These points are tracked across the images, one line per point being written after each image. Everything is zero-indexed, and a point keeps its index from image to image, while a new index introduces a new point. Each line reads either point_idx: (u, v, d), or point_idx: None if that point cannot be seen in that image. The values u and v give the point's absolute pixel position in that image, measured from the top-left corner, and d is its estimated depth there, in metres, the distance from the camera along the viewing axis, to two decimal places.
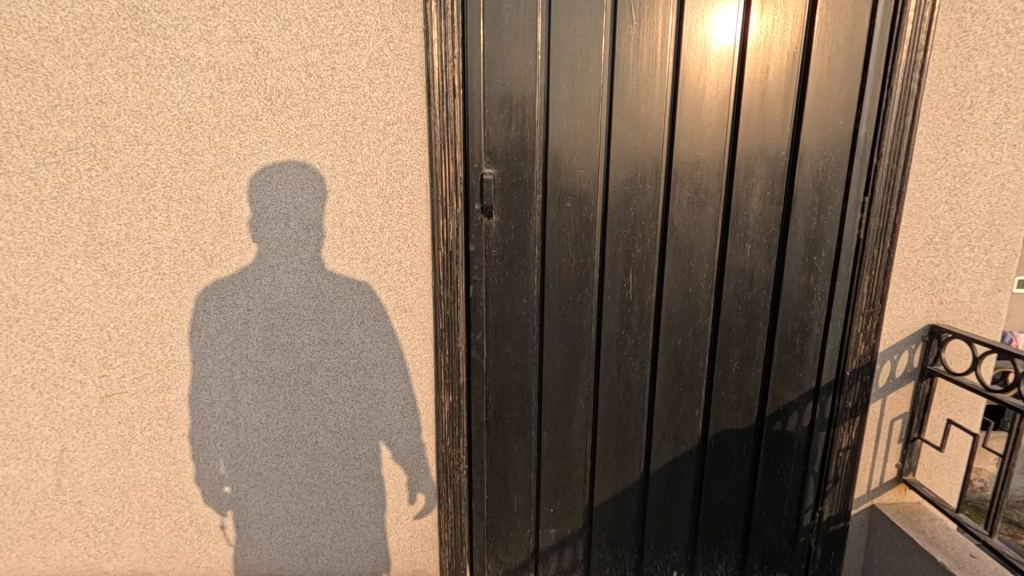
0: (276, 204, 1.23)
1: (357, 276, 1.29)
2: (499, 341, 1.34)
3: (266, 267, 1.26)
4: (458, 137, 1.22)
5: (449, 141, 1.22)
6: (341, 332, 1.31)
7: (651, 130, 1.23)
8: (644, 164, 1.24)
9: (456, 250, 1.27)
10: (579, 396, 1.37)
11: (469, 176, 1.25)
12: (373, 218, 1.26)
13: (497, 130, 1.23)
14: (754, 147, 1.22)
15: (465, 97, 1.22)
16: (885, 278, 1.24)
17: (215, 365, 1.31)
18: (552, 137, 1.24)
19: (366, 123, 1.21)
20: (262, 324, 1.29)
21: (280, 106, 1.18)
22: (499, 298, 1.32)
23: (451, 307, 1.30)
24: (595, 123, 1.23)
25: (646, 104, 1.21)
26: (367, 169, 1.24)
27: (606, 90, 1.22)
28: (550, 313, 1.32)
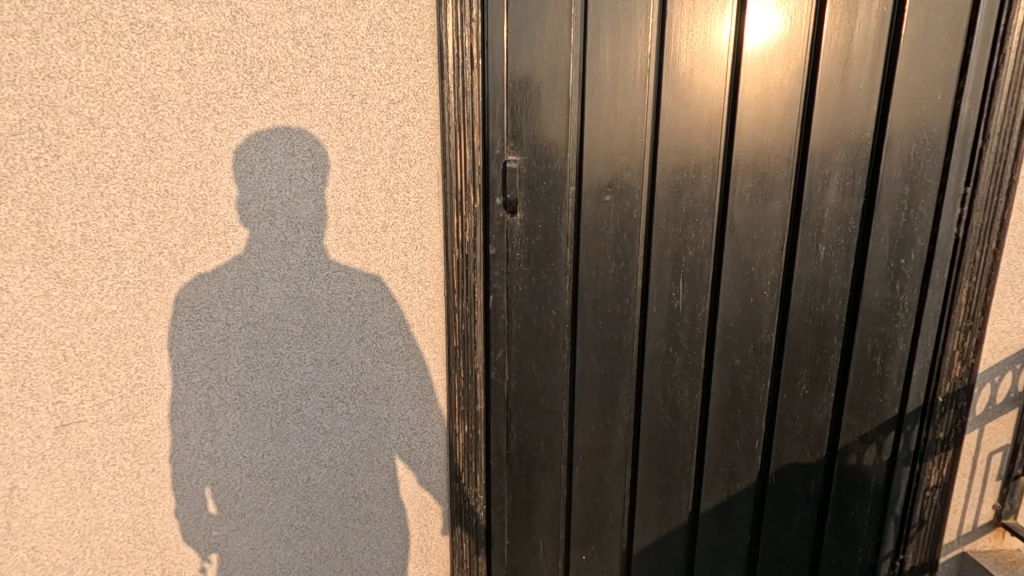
0: (259, 197, 1.03)
1: (357, 284, 1.09)
2: (523, 358, 1.16)
3: (249, 272, 1.05)
4: (476, 118, 1.05)
5: (465, 123, 1.05)
6: (337, 351, 1.11)
7: (707, 110, 1.02)
8: (697, 150, 1.04)
9: (474, 252, 1.10)
10: (617, 423, 1.16)
11: (488, 165, 1.08)
12: (375, 214, 1.07)
13: (521, 111, 1.06)
14: (832, 128, 1.00)
15: (485, 71, 1.05)
16: (988, 285, 1.03)
17: (189, 388, 1.07)
18: (587, 118, 1.05)
19: (366, 102, 1.02)
20: (245, 341, 1.08)
21: (262, 81, 0.99)
22: (523, 308, 1.14)
23: (468, 319, 1.13)
24: (636, 102, 1.04)
25: (700, 78, 1.02)
26: (368, 156, 1.04)
27: (649, 63, 1.02)
28: (583, 327, 1.13)
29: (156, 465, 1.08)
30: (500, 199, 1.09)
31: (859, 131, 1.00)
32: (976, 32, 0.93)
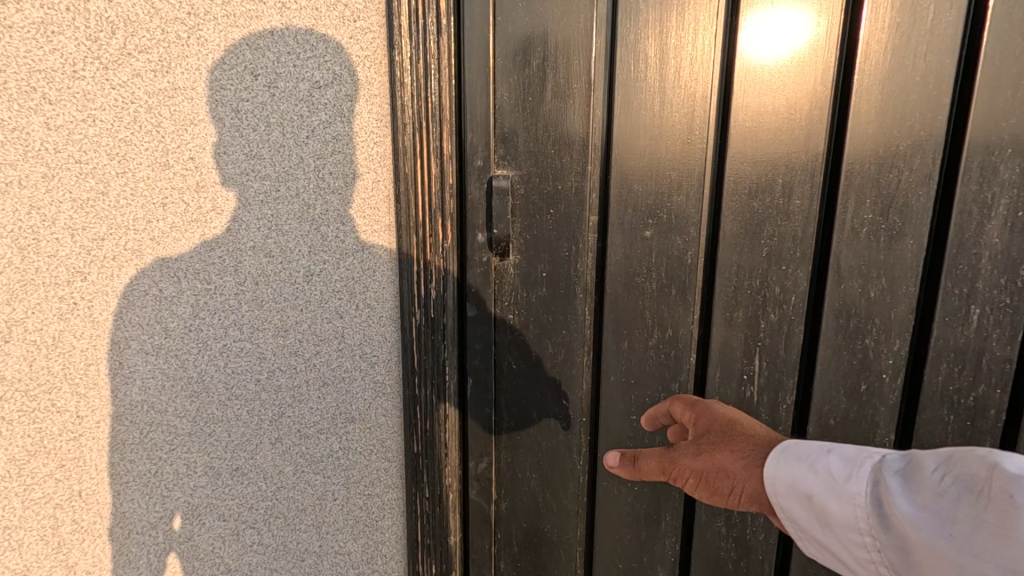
0: (118, 230, 0.66)
1: (269, 361, 0.73)
2: (519, 463, 0.80)
3: (104, 347, 0.68)
4: (450, 110, 0.69)
5: (431, 118, 0.69)
6: (241, 457, 0.75)
7: (804, 101, 0.65)
8: (785, 161, 0.67)
9: (445, 315, 0.72)
10: (655, 563, 0.79)
11: (464, 184, 0.73)
12: (293, 256, 0.71)
13: (515, 103, 0.71)
14: (1006, 126, 0.62)
15: (462, 40, 0.69)
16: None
17: (28, 507, 0.69)
18: (615, 115, 0.70)
19: (276, 86, 0.67)
20: (108, 444, 0.71)
21: (115, 53, 0.63)
22: (515, 393, 0.78)
23: (433, 418, 0.75)
24: (690, 91, 0.68)
25: (794, 47, 0.65)
26: (282, 169, 0.69)
27: (711, 29, 0.66)
28: (608, 422, 0.77)
29: None
30: (484, 236, 0.74)
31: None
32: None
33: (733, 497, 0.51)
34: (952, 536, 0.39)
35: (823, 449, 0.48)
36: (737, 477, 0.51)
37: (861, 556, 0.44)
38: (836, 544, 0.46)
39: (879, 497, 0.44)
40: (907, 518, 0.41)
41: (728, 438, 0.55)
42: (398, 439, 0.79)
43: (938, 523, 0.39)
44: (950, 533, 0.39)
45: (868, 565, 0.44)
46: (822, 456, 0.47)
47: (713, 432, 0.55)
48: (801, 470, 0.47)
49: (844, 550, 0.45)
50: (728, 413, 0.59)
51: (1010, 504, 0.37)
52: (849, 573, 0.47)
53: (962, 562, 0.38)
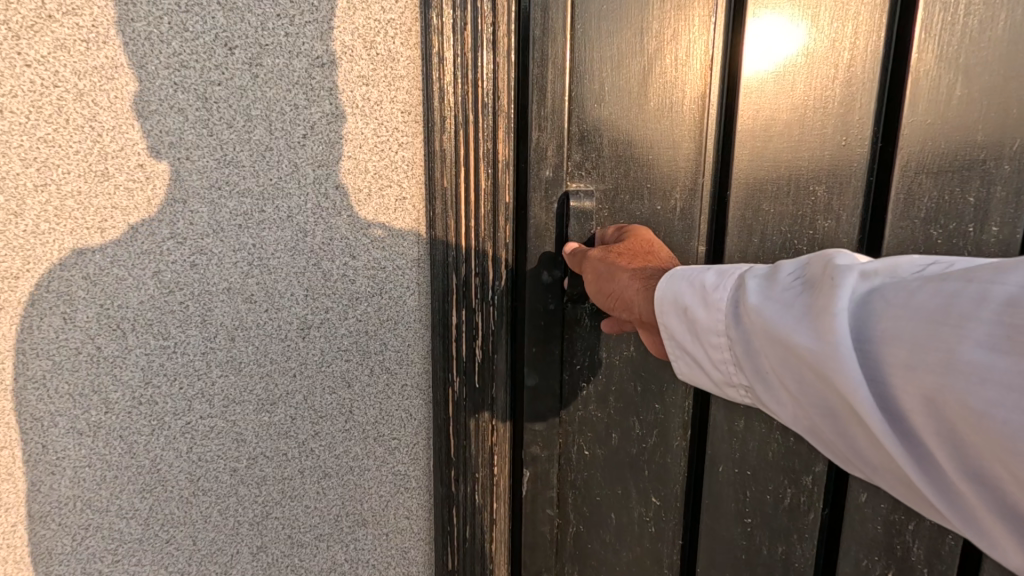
0: (37, 266, 0.46)
1: (249, 442, 0.54)
2: (617, 533, 0.74)
3: (17, 425, 0.48)
4: (507, 122, 0.56)
5: (487, 134, 0.55)
6: (211, 572, 0.55)
7: (952, 137, 0.67)
8: (938, 198, 0.69)
9: (493, 387, 0.59)
10: None
11: (527, 223, 0.61)
12: (283, 301, 0.52)
13: (627, 109, 0.64)
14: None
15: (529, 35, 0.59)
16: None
17: None
18: (745, 125, 0.67)
19: (262, 64, 0.48)
20: (31, 554, 0.50)
21: (30, 13, 0.43)
22: (588, 458, 0.71)
23: (475, 523, 0.61)
24: (826, 107, 0.67)
25: (940, 84, 0.66)
26: (271, 179, 0.50)
27: (843, 41, 0.66)
28: (710, 484, 0.73)
29: None
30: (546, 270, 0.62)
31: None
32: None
33: (609, 295, 0.53)
34: (771, 316, 0.38)
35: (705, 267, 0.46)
36: (618, 279, 0.53)
37: (715, 358, 0.44)
38: (697, 348, 0.46)
39: (735, 299, 0.43)
40: (748, 309, 0.40)
41: (646, 258, 0.56)
42: (426, 548, 0.63)
43: (769, 309, 0.38)
44: (772, 313, 0.38)
45: (721, 367, 0.44)
46: (697, 269, 0.46)
47: (625, 246, 0.57)
48: (672, 282, 0.47)
49: (701, 356, 0.46)
50: (665, 250, 0.59)
51: (829, 281, 0.36)
52: (707, 383, 0.48)
53: (773, 338, 0.38)
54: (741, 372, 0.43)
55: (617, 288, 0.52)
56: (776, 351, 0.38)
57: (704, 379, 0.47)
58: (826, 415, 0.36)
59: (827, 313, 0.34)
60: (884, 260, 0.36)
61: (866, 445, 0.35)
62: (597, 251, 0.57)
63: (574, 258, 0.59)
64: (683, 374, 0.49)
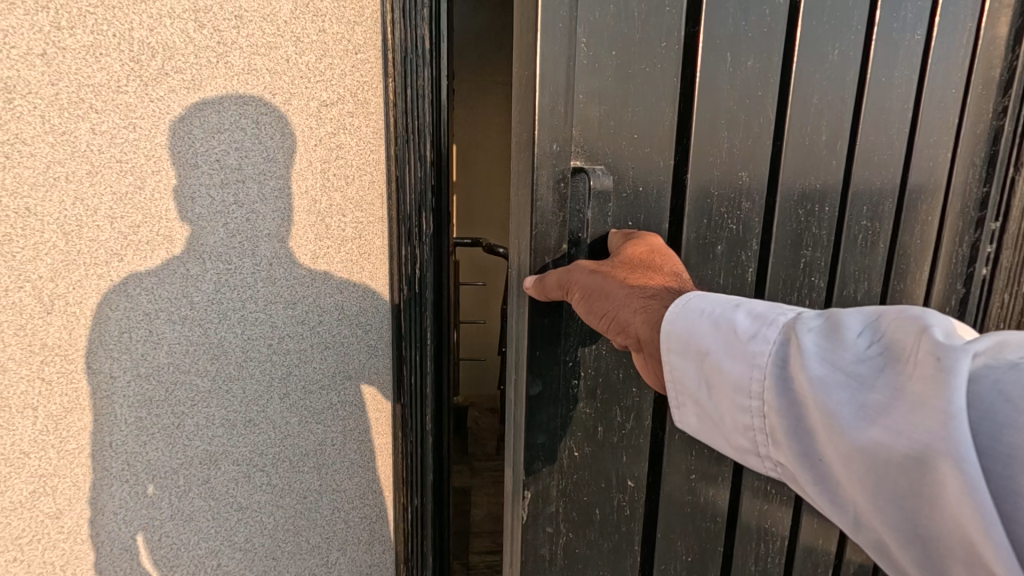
0: (152, 219, 0.78)
1: (279, 326, 0.87)
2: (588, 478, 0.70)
3: (136, 316, 0.80)
4: (427, 125, 0.86)
5: (417, 133, 0.86)
6: (254, 410, 0.88)
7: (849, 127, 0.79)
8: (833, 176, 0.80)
9: (424, 289, 0.91)
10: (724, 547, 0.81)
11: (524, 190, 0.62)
12: (302, 242, 0.86)
13: (614, 59, 0.61)
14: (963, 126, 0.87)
15: (439, 64, 0.86)
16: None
17: (64, 458, 0.79)
18: (702, 99, 0.66)
19: (291, 103, 0.81)
20: (138, 400, 0.83)
21: (154, 73, 0.75)
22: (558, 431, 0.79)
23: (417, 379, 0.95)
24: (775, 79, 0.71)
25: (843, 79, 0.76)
26: (292, 170, 0.83)
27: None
28: None
29: (19, 553, 0.79)
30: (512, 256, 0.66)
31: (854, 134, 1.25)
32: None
33: (604, 316, 0.55)
34: (839, 399, 0.40)
35: (733, 308, 0.51)
36: (612, 299, 0.55)
37: (746, 415, 0.48)
38: (732, 407, 0.49)
39: (785, 359, 0.45)
40: (810, 385, 0.42)
41: (649, 274, 0.58)
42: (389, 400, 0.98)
43: (837, 389, 0.41)
44: (837, 395, 0.40)
45: (752, 427, 0.48)
46: (728, 311, 0.51)
47: (612, 260, 0.58)
48: (699, 325, 0.51)
49: (731, 412, 0.49)
50: (668, 257, 0.62)
51: (930, 366, 0.36)
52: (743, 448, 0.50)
53: (826, 421, 0.41)
54: (784, 447, 0.45)
55: (608, 309, 0.54)
56: (847, 440, 0.40)
57: (725, 433, 0.51)
58: (908, 522, 0.38)
59: (918, 407, 0.36)
60: (985, 340, 0.36)
61: (948, 559, 0.36)
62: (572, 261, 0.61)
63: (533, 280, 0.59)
64: (704, 432, 0.53)
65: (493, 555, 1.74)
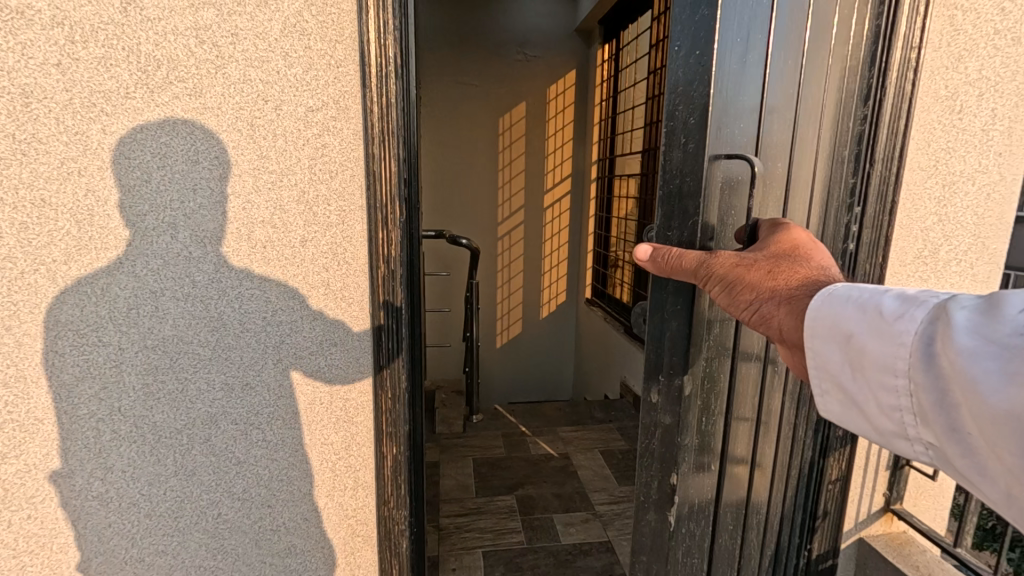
0: (156, 209, 0.86)
1: (273, 300, 1.00)
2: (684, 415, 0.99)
3: (143, 292, 0.87)
4: (398, 130, 1.04)
5: (389, 136, 1.03)
6: (250, 373, 1.00)
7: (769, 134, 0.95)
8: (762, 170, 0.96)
9: (397, 266, 1.10)
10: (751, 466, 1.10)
11: (669, 194, 0.89)
12: (291, 228, 0.99)
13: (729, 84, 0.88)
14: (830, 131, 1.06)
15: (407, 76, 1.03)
16: (884, 244, 1.13)
17: (76, 422, 0.82)
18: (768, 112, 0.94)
19: (281, 108, 0.94)
20: (147, 367, 0.89)
21: (159, 81, 0.83)
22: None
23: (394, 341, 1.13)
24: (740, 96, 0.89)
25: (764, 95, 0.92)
26: (283, 165, 0.96)
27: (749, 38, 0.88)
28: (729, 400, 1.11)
29: (35, 511, 0.79)
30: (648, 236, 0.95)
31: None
32: (897, 33, 1.02)
33: (739, 307, 0.75)
34: (968, 363, 0.48)
35: (883, 295, 0.60)
36: (757, 289, 0.73)
37: (894, 388, 0.57)
38: (879, 383, 0.59)
39: (926, 336, 0.54)
40: (950, 351, 0.51)
41: (794, 270, 0.73)
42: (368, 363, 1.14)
43: (966, 355, 0.49)
44: (967, 360, 0.48)
45: (899, 399, 0.57)
46: (877, 296, 0.60)
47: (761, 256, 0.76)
48: (847, 311, 0.61)
49: (880, 387, 0.59)
50: (813, 254, 0.76)
51: None
52: (894, 421, 0.58)
53: (961, 383, 0.49)
54: (928, 412, 0.54)
55: (745, 301, 0.74)
56: (975, 397, 0.48)
57: (872, 406, 0.61)
58: None
59: None
60: None
61: None
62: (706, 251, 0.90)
63: (661, 268, 0.86)
64: (850, 408, 0.64)
65: (461, 516, 1.87)
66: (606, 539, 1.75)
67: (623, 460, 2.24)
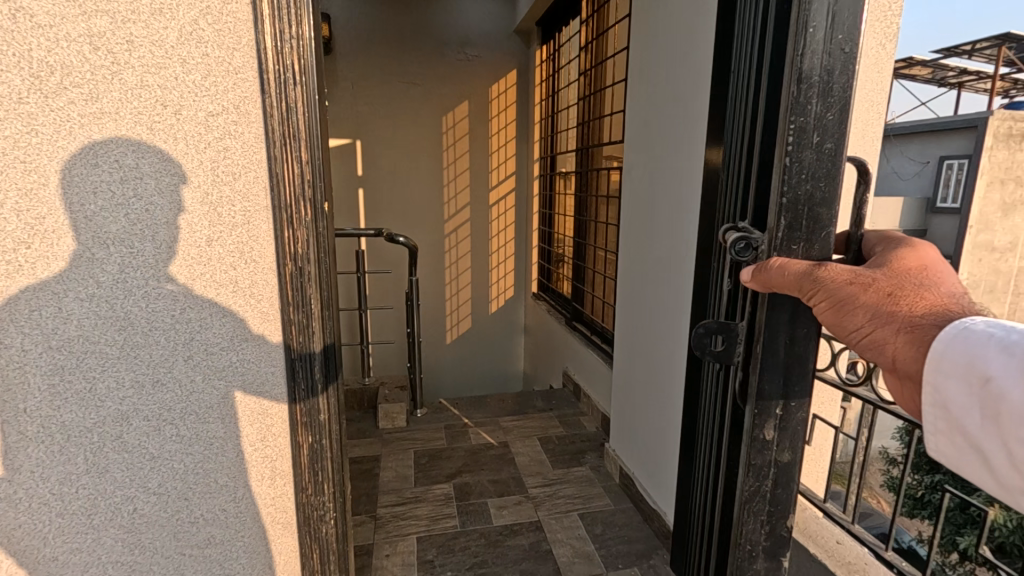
0: (54, 211, 0.88)
1: (182, 298, 1.03)
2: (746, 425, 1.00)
3: (42, 294, 0.89)
4: (301, 132, 1.07)
5: (292, 138, 1.07)
6: (162, 370, 1.03)
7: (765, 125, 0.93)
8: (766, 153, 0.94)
9: (305, 263, 1.13)
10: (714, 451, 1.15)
11: (793, 199, 0.83)
12: (196, 228, 1.02)
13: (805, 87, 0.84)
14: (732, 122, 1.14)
15: (308, 82, 1.07)
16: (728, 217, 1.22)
17: None
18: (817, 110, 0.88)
19: (181, 113, 0.96)
20: (51, 368, 0.91)
21: (53, 87, 0.85)
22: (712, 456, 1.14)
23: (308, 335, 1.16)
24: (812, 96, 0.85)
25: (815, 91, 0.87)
26: (186, 168, 0.99)
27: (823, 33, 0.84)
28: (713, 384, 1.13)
29: None
30: (731, 251, 0.88)
31: (663, 129, 1.65)
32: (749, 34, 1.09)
33: (848, 329, 0.71)
34: None
35: None
36: (875, 312, 0.68)
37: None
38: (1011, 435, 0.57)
39: None
40: None
41: (919, 295, 0.68)
42: (280, 357, 1.15)
43: None
44: None
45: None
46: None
47: (883, 274, 0.71)
48: (987, 352, 0.59)
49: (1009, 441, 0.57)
50: (940, 277, 0.71)
51: None
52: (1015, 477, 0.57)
53: None
54: None
55: (853, 324, 0.71)
56: None
57: (991, 457, 0.59)
58: None
59: None
60: None
61: None
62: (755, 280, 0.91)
63: (769, 280, 0.82)
64: (958, 451, 0.63)
65: (398, 505, 1.92)
66: (536, 518, 1.84)
67: (558, 445, 2.35)
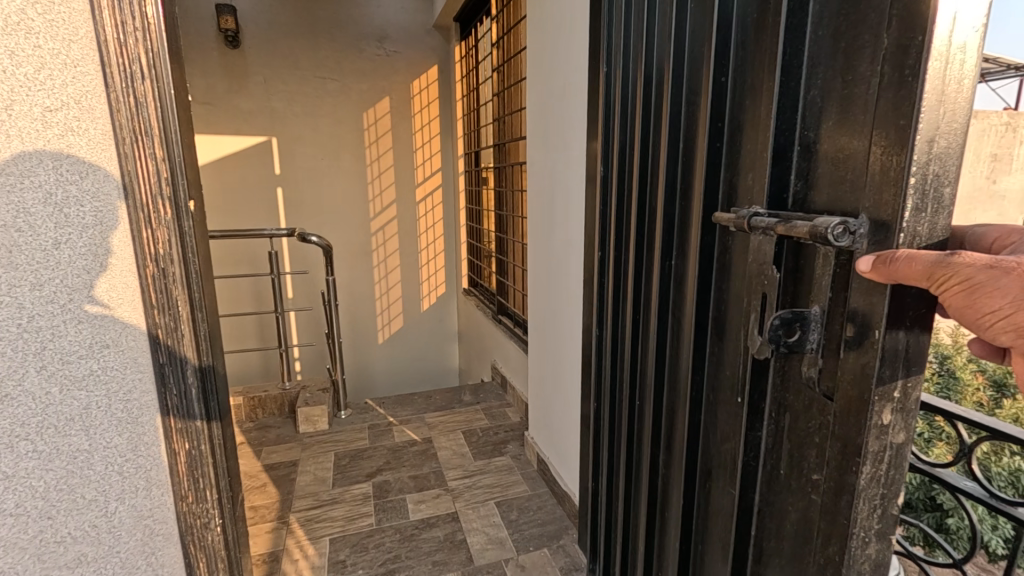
0: None
1: (29, 305, 0.90)
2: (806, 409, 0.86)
3: None
4: (153, 129, 1.10)
5: (143, 133, 1.09)
6: (10, 386, 0.87)
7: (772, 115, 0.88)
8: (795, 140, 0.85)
9: (171, 266, 1.17)
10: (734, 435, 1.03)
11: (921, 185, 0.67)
12: (40, 229, 0.92)
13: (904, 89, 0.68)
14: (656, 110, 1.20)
15: (156, 79, 1.10)
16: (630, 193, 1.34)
17: None
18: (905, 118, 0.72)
19: (15, 108, 0.86)
20: None
21: None
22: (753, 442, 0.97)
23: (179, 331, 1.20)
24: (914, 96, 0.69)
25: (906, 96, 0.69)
26: (22, 166, 0.88)
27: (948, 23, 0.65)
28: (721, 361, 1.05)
29: None
30: (824, 237, 0.73)
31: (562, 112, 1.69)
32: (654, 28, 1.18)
33: (981, 315, 0.58)
34: None
35: None
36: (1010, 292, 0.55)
37: None
38: None
39: None
40: None
41: None
42: (147, 357, 1.17)
43: None
44: None
45: None
46: None
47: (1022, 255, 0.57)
48: None
49: None
50: None
51: None
52: None
53: None
54: None
55: (987, 307, 0.57)
56: None
57: None
58: None
59: None
60: None
61: None
62: (841, 269, 0.76)
63: (887, 274, 0.66)
64: None
65: (315, 508, 1.89)
66: (453, 510, 1.87)
67: (482, 437, 2.39)
